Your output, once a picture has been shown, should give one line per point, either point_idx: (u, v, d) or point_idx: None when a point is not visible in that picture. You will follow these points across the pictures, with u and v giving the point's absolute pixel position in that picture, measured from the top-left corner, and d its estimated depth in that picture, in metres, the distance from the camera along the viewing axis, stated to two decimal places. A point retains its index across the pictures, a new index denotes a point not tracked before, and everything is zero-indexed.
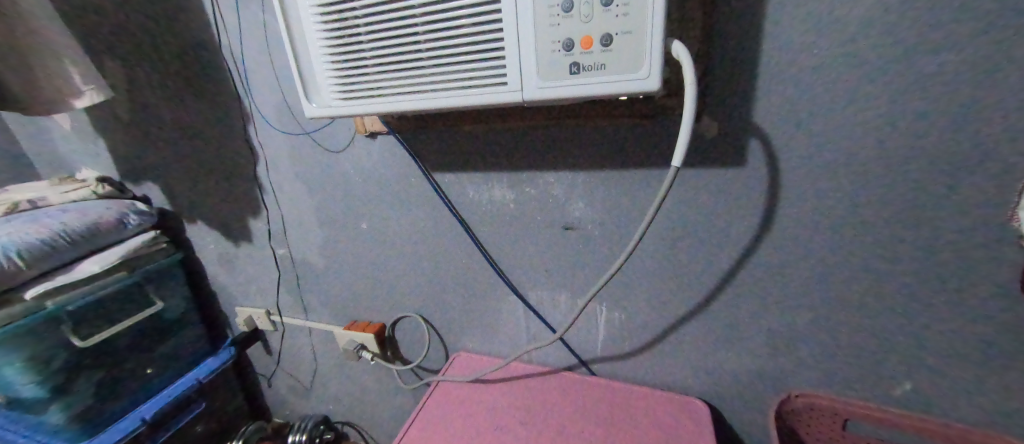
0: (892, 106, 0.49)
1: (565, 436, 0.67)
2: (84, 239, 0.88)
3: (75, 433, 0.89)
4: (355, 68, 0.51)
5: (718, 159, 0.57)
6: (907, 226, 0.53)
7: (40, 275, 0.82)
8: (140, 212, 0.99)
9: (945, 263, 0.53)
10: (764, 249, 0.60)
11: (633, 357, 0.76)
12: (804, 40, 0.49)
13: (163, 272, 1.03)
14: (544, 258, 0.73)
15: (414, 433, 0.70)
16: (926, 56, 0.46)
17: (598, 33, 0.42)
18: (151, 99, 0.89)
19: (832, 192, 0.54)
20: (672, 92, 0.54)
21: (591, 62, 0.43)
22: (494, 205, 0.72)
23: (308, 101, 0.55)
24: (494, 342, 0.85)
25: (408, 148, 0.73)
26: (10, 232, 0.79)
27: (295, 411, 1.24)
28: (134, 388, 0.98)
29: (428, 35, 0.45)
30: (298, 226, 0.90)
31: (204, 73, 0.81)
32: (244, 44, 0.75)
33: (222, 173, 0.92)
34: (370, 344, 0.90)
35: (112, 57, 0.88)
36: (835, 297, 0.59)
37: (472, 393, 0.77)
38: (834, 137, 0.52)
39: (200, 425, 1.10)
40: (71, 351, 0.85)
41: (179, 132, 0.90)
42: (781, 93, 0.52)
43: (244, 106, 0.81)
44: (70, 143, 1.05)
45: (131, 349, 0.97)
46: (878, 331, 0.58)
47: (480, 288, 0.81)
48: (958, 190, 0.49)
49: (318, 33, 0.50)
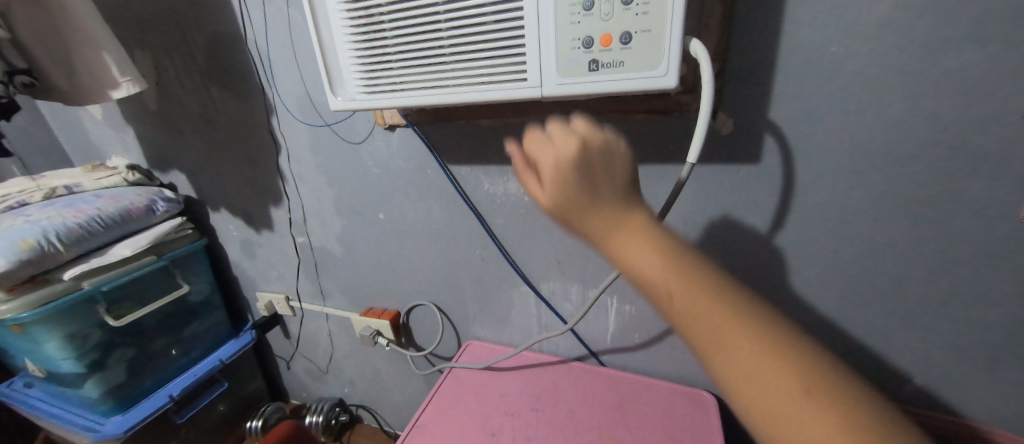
0: (910, 106, 0.48)
1: (575, 423, 0.68)
2: (116, 224, 0.92)
3: (108, 407, 0.94)
4: (379, 63, 0.52)
5: (732, 156, 0.58)
6: (922, 226, 0.53)
7: (77, 258, 0.87)
8: (167, 199, 1.02)
9: (959, 263, 0.53)
10: (775, 246, 0.60)
11: (642, 350, 0.77)
12: (824, 38, 0.49)
13: (189, 257, 1.06)
14: (558, 251, 0.75)
15: (428, 415, 0.72)
16: (949, 55, 0.45)
17: (617, 30, 0.43)
18: (179, 90, 0.92)
19: (845, 191, 0.54)
20: (688, 89, 0.55)
21: (610, 59, 0.44)
22: (509, 198, 0.73)
23: (333, 94, 0.57)
24: (506, 331, 0.87)
25: (425, 140, 0.74)
26: (50, 217, 0.85)
27: (312, 394, 1.29)
28: (162, 367, 1.04)
29: (451, 31, 0.47)
30: (317, 215, 0.93)
31: (230, 65, 0.83)
32: (269, 38, 0.77)
33: (246, 163, 0.95)
34: (385, 331, 0.94)
35: (142, 49, 0.91)
36: (845, 295, 0.59)
37: (484, 380, 0.79)
38: (851, 136, 0.52)
39: (222, 404, 1.15)
40: (104, 330, 0.91)
41: (206, 122, 0.93)
42: (798, 91, 0.52)
43: (267, 99, 0.83)
44: (101, 132, 1.09)
45: (158, 330, 1.02)
46: (888, 329, 0.59)
47: (494, 279, 0.83)
48: (976, 192, 0.49)
49: (344, 28, 0.52)
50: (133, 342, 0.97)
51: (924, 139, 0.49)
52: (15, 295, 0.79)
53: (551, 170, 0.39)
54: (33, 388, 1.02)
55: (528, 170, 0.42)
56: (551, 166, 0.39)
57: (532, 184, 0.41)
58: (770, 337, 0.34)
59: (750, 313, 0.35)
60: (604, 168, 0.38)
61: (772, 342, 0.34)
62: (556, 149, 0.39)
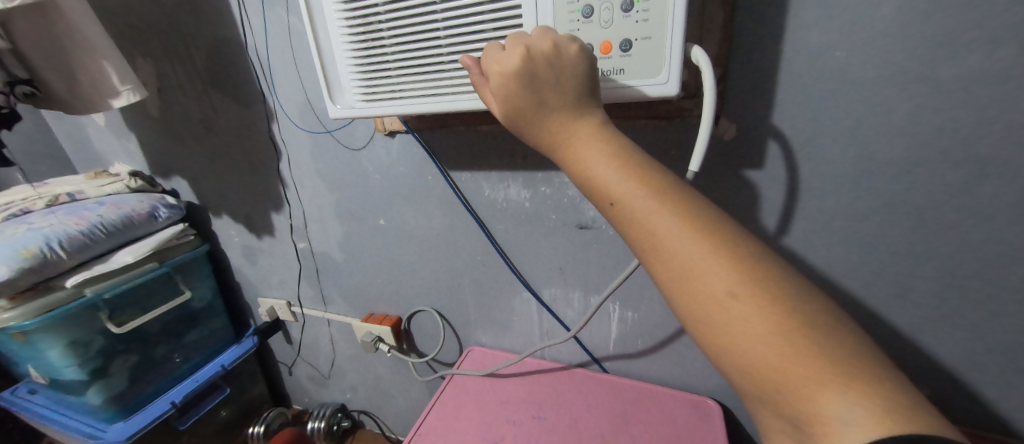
0: (915, 110, 0.48)
1: (577, 431, 0.68)
2: (118, 231, 0.92)
3: (110, 414, 0.94)
4: (378, 71, 0.52)
5: (734, 162, 0.57)
6: (930, 232, 0.52)
7: (79, 265, 0.87)
8: (169, 205, 1.02)
9: (967, 270, 0.52)
10: (780, 252, 0.60)
11: (644, 356, 0.77)
12: (827, 42, 0.48)
13: (191, 263, 1.06)
14: (559, 257, 0.74)
15: (429, 423, 0.72)
16: (955, 59, 0.45)
17: (617, 38, 0.42)
18: (180, 97, 0.92)
19: (849, 196, 0.54)
20: (690, 94, 0.54)
21: (610, 67, 0.44)
22: (510, 204, 0.73)
23: (331, 102, 0.57)
24: (508, 338, 0.87)
25: (426, 146, 0.74)
26: (53, 224, 0.85)
27: (313, 399, 1.28)
28: (164, 373, 1.04)
29: (449, 39, 0.46)
30: (318, 221, 0.92)
31: (231, 72, 0.83)
32: (269, 44, 0.77)
33: (247, 169, 0.95)
34: (386, 337, 0.93)
35: (143, 56, 0.92)
36: (851, 301, 0.58)
37: (486, 387, 0.79)
38: (856, 142, 0.51)
39: (224, 410, 1.15)
40: (106, 337, 0.91)
41: (207, 129, 0.93)
42: (801, 96, 0.51)
43: (268, 105, 0.83)
44: (104, 138, 1.09)
45: (160, 336, 1.02)
46: (895, 336, 0.58)
47: (495, 285, 0.82)
48: (985, 198, 0.48)
49: (342, 36, 0.52)
50: (136, 348, 0.97)
51: (931, 144, 0.48)
52: (16, 304, 0.79)
53: (501, 79, 0.38)
54: (36, 395, 1.02)
55: (482, 81, 0.41)
56: (501, 75, 0.38)
57: (487, 94, 0.40)
58: (719, 242, 0.33)
59: (697, 231, 0.33)
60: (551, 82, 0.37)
61: (714, 246, 0.32)
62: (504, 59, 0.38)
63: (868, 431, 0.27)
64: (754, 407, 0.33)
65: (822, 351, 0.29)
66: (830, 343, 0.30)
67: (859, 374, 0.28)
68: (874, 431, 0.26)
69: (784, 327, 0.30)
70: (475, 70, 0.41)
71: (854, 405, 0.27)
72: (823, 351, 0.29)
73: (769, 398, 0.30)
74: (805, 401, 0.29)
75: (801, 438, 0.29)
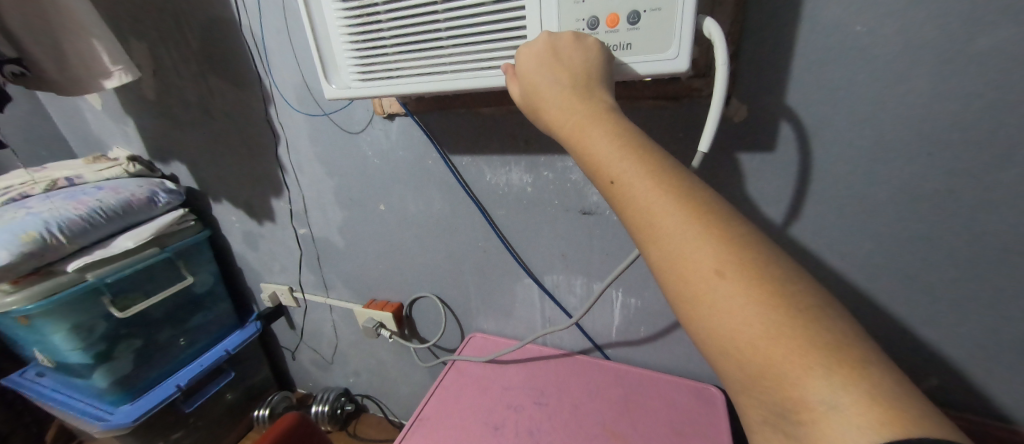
0: (936, 89, 0.45)
1: (579, 417, 0.67)
2: (118, 216, 0.91)
3: (117, 396, 0.95)
4: (374, 49, 0.50)
5: (745, 142, 0.55)
6: (948, 218, 0.49)
7: (80, 250, 0.87)
8: (169, 191, 1.01)
9: (982, 257, 0.50)
10: (787, 239, 0.58)
11: (648, 343, 0.76)
12: (844, 18, 0.46)
13: (193, 248, 1.05)
14: (561, 242, 0.73)
15: (431, 408, 0.71)
16: (978, 36, 0.42)
17: (624, 10, 0.40)
18: (176, 81, 0.91)
19: (862, 179, 0.51)
20: (699, 73, 0.52)
21: (615, 41, 0.41)
22: (511, 189, 0.71)
23: (327, 82, 0.55)
24: (509, 324, 0.86)
25: (426, 129, 0.72)
26: (52, 210, 0.84)
27: (317, 384, 1.29)
28: (168, 357, 1.04)
29: (447, 14, 0.44)
30: (318, 206, 0.91)
31: (225, 53, 0.81)
32: (264, 24, 0.74)
33: (246, 153, 0.93)
34: (388, 322, 0.93)
35: (137, 37, 0.90)
36: (863, 288, 0.56)
37: (488, 372, 0.78)
38: (875, 123, 0.49)
39: (230, 392, 1.17)
40: (110, 321, 0.92)
41: (203, 112, 0.92)
42: (815, 73, 0.49)
43: (265, 88, 0.82)
44: (102, 123, 1.08)
45: (164, 320, 1.02)
46: (905, 324, 0.56)
47: (497, 271, 0.81)
48: (1008, 184, 0.46)
49: (336, 12, 0.50)
50: (139, 332, 0.97)
51: (952, 127, 0.46)
52: (20, 287, 0.79)
53: (525, 66, 0.40)
54: (43, 378, 1.02)
55: (509, 72, 0.43)
56: (526, 62, 0.40)
57: (512, 84, 0.42)
58: (716, 225, 0.31)
59: (696, 216, 0.31)
60: (568, 71, 0.38)
61: (712, 228, 0.31)
62: (529, 52, 0.40)
63: (855, 417, 0.25)
64: (739, 396, 0.31)
65: (809, 335, 0.28)
66: (820, 329, 0.28)
67: (847, 358, 0.27)
68: (862, 418, 0.25)
69: (775, 312, 0.28)
70: (507, 69, 0.43)
71: (842, 392, 0.26)
72: (812, 337, 0.28)
73: (756, 385, 0.29)
74: (791, 386, 0.27)
75: (785, 425, 0.28)
